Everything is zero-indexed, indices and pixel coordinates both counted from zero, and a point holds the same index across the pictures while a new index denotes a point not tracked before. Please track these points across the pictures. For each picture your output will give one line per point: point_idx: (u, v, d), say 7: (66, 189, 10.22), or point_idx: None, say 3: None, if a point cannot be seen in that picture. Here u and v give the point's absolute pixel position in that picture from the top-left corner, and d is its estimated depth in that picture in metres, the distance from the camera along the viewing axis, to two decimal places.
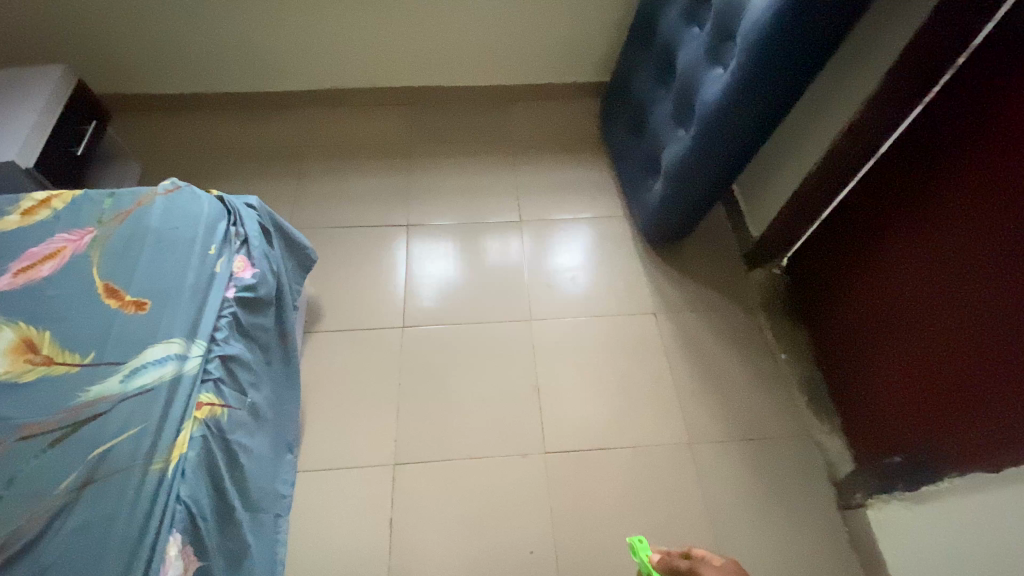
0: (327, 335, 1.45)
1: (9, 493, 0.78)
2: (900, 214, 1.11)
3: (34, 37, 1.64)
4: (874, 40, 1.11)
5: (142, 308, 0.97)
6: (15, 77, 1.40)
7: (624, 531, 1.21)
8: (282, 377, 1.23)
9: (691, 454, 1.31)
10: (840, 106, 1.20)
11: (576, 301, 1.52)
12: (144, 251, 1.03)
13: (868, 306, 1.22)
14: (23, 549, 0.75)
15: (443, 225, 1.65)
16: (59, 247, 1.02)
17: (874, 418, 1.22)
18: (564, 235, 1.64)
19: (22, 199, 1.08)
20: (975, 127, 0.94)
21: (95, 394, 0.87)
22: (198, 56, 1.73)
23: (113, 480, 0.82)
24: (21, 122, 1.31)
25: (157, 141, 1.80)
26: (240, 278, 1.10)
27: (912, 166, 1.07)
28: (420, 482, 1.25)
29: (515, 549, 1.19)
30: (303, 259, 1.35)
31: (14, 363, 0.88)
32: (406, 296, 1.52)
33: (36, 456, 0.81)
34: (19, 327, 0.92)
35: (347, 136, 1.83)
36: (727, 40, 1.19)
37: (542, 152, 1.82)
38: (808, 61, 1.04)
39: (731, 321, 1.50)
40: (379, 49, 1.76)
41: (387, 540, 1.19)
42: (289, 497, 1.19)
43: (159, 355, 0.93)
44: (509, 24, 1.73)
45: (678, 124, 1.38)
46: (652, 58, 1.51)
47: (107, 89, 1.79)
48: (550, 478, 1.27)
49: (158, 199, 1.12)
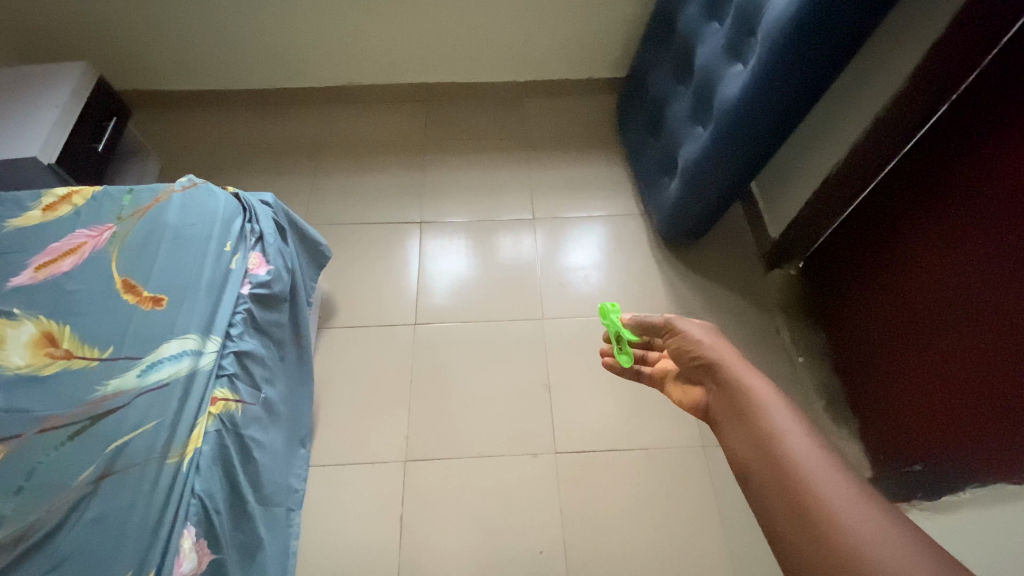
0: (342, 331, 1.46)
1: (29, 485, 0.79)
2: (921, 216, 1.08)
3: (58, 37, 1.67)
4: (899, 39, 1.08)
5: (160, 303, 0.99)
6: (36, 75, 1.43)
7: (632, 534, 1.21)
8: (296, 373, 1.25)
9: (703, 456, 1.30)
10: (864, 107, 1.18)
11: (589, 299, 1.51)
12: (162, 247, 1.05)
13: (888, 310, 1.19)
14: (40, 540, 0.77)
15: (457, 222, 1.65)
16: (80, 243, 1.04)
17: (894, 425, 1.19)
18: (577, 233, 1.63)
19: (45, 195, 1.11)
20: (998, 129, 0.91)
21: (113, 387, 0.89)
22: (216, 54, 1.75)
23: (131, 473, 0.83)
24: (43, 118, 1.33)
25: (177, 137, 1.83)
26: (254, 274, 1.10)
27: (933, 168, 1.05)
28: (431, 480, 1.26)
29: (524, 549, 1.19)
30: (317, 255, 1.37)
31: (36, 357, 0.91)
32: (419, 293, 1.52)
33: (55, 448, 0.83)
34: (41, 320, 0.94)
35: (362, 132, 1.84)
36: (748, 37, 1.17)
37: (557, 149, 1.81)
38: (831, 59, 1.01)
39: (747, 322, 1.48)
40: (394, 45, 1.76)
41: (398, 537, 1.20)
42: (302, 491, 1.21)
43: (175, 351, 0.94)
44: (524, 22, 1.72)
45: (697, 121, 1.36)
46: (671, 55, 1.49)
47: (129, 86, 1.82)
48: (561, 480, 1.27)
49: (176, 195, 1.13)
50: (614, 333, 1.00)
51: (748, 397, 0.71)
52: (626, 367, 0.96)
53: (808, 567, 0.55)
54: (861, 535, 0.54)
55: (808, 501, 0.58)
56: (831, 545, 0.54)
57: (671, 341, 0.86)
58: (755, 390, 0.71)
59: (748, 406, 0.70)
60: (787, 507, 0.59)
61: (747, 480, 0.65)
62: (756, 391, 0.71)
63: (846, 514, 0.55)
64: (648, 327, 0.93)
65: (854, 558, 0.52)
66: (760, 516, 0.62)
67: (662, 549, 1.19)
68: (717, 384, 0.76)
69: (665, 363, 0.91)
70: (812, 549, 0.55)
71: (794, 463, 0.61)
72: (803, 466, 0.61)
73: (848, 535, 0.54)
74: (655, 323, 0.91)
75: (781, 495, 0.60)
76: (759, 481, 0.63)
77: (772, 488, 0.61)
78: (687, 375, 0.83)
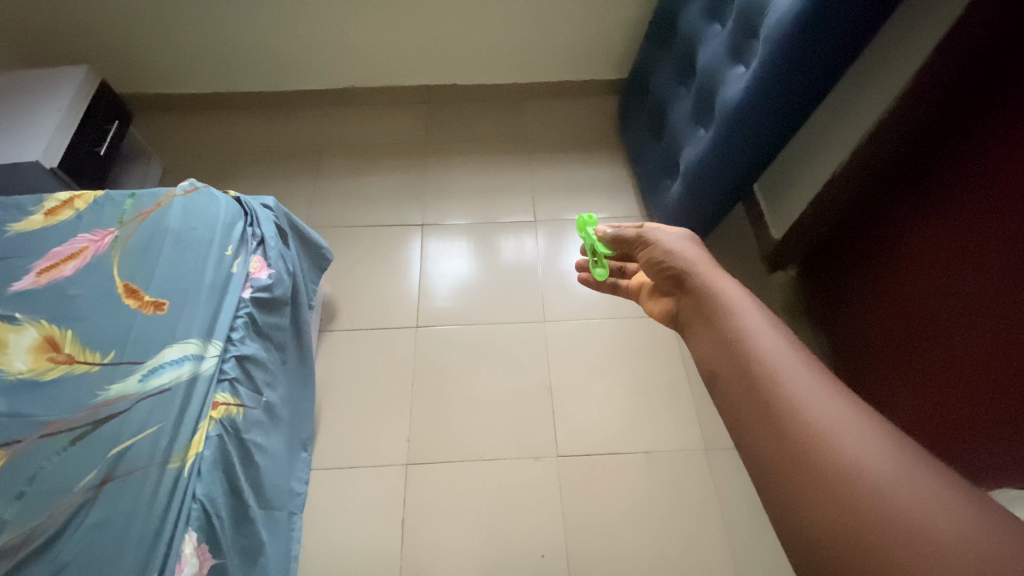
0: (344, 333, 1.46)
1: (31, 490, 0.80)
2: (926, 216, 1.07)
3: (60, 41, 1.68)
4: (901, 42, 1.08)
5: (161, 308, 0.99)
6: (39, 79, 1.43)
7: (634, 537, 1.20)
8: (299, 376, 1.25)
9: (705, 459, 1.29)
10: (867, 109, 1.17)
11: (591, 301, 1.51)
12: (164, 252, 1.05)
13: (891, 311, 1.18)
14: (43, 545, 0.77)
15: (458, 224, 1.65)
16: (81, 247, 1.04)
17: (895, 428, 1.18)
18: (579, 235, 1.63)
19: (46, 199, 1.11)
20: (1005, 129, 0.90)
21: (115, 392, 0.89)
22: (217, 57, 1.75)
23: (133, 478, 0.83)
24: (45, 122, 1.34)
25: (179, 140, 1.83)
26: (255, 278, 1.10)
27: (938, 168, 1.03)
28: (433, 483, 1.26)
29: (526, 552, 1.19)
30: (319, 258, 1.37)
31: (38, 361, 0.91)
32: (420, 295, 1.52)
33: (56, 453, 0.83)
34: (43, 325, 0.94)
35: (364, 135, 1.84)
36: (750, 38, 1.16)
37: (559, 151, 1.81)
38: (833, 61, 1.01)
39: None
40: (395, 48, 1.76)
41: (400, 540, 1.20)
42: (304, 494, 1.21)
43: (176, 355, 0.94)
44: (525, 24, 1.71)
45: (699, 123, 1.36)
46: (673, 57, 1.48)
47: (131, 89, 1.83)
48: (563, 482, 1.26)
49: (177, 199, 1.14)
50: (592, 247, 1.00)
51: (716, 298, 0.64)
52: (601, 282, 0.94)
53: (770, 457, 0.49)
54: (830, 423, 0.47)
55: (773, 397, 0.51)
56: (796, 432, 0.48)
57: (642, 251, 0.81)
58: (726, 291, 0.64)
59: (715, 307, 0.63)
60: (754, 400, 0.52)
61: (714, 378, 0.58)
62: (727, 293, 0.64)
63: (810, 401, 0.50)
64: (621, 240, 0.87)
65: (817, 441, 0.47)
66: (725, 413, 0.55)
67: (665, 553, 1.19)
68: (688, 290, 0.69)
69: (640, 276, 0.86)
70: (774, 443, 0.49)
71: (761, 359, 0.55)
72: (764, 359, 0.55)
73: (814, 425, 0.48)
74: (625, 231, 0.85)
75: (750, 395, 0.53)
76: (724, 381, 0.56)
77: (742, 388, 0.54)
78: (658, 284, 0.77)
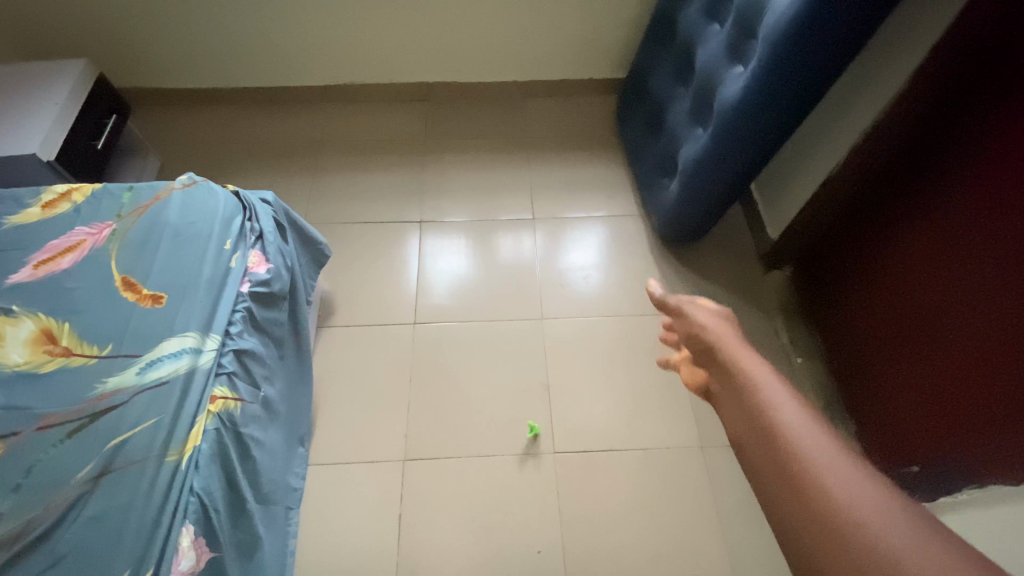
0: (341, 330, 1.46)
1: (28, 482, 0.79)
2: (920, 216, 1.08)
3: (57, 34, 1.67)
4: (898, 43, 1.09)
5: (159, 301, 0.99)
6: (36, 72, 1.43)
7: (630, 534, 1.21)
8: (296, 371, 1.25)
9: (701, 456, 1.30)
10: (863, 109, 1.18)
11: (589, 300, 1.51)
12: (162, 246, 1.05)
13: (887, 310, 1.19)
14: (40, 537, 0.77)
15: (456, 221, 1.65)
16: (79, 240, 1.04)
17: (891, 426, 1.19)
18: (577, 233, 1.63)
19: (44, 192, 1.11)
20: (998, 128, 0.91)
21: (112, 385, 0.89)
22: (216, 52, 1.75)
23: (129, 471, 0.83)
24: (42, 115, 1.33)
25: (176, 135, 1.83)
26: (254, 272, 1.10)
27: (934, 167, 1.04)
28: (430, 480, 1.26)
29: (522, 549, 1.19)
30: (317, 254, 1.37)
31: (35, 354, 0.90)
32: (419, 292, 1.52)
33: (53, 446, 0.83)
34: (40, 318, 0.94)
35: (362, 131, 1.84)
36: (748, 38, 1.17)
37: (557, 150, 1.81)
38: (831, 61, 1.02)
39: (746, 323, 1.48)
40: (394, 45, 1.76)
41: (396, 537, 1.20)
42: (301, 490, 1.21)
43: (175, 349, 0.94)
44: (524, 22, 1.72)
45: (697, 122, 1.37)
46: (672, 56, 1.49)
47: (128, 83, 1.82)
48: (560, 479, 1.27)
49: (175, 193, 1.13)
50: None
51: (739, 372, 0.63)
52: None
53: (769, 506, 0.49)
54: (825, 466, 0.48)
55: (775, 443, 0.52)
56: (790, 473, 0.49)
57: (676, 322, 0.80)
58: (751, 368, 0.62)
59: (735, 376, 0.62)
60: (755, 442, 0.54)
61: (741, 450, 0.55)
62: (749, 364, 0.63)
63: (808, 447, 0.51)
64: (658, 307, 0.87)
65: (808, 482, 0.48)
66: (753, 483, 0.53)
67: (661, 550, 1.19)
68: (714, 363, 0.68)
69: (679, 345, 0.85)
70: (771, 485, 0.50)
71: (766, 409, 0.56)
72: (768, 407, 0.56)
73: (842, 504, 0.45)
74: (657, 301, 0.84)
75: (754, 440, 0.54)
76: (751, 451, 0.54)
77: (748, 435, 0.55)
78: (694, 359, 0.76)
